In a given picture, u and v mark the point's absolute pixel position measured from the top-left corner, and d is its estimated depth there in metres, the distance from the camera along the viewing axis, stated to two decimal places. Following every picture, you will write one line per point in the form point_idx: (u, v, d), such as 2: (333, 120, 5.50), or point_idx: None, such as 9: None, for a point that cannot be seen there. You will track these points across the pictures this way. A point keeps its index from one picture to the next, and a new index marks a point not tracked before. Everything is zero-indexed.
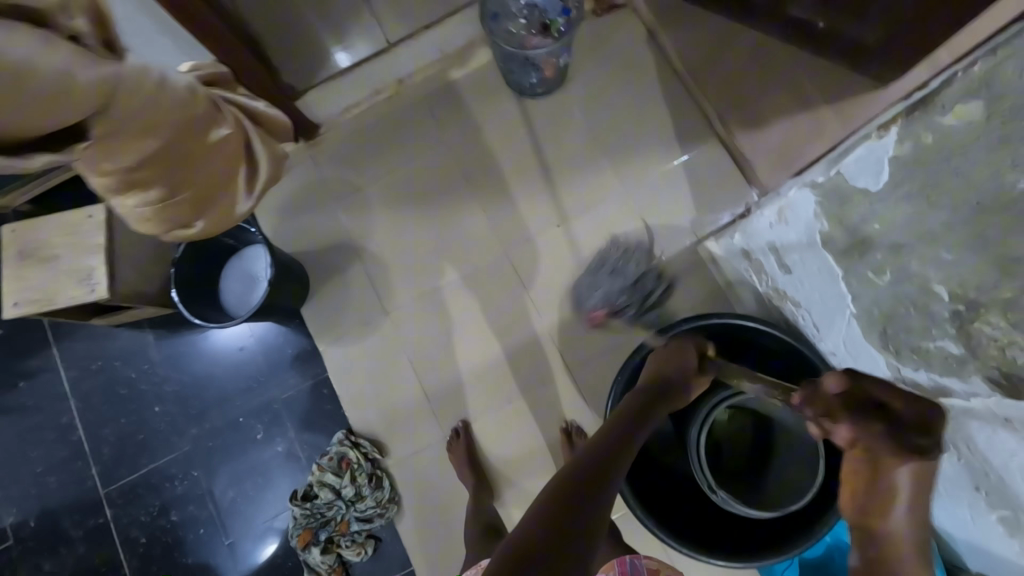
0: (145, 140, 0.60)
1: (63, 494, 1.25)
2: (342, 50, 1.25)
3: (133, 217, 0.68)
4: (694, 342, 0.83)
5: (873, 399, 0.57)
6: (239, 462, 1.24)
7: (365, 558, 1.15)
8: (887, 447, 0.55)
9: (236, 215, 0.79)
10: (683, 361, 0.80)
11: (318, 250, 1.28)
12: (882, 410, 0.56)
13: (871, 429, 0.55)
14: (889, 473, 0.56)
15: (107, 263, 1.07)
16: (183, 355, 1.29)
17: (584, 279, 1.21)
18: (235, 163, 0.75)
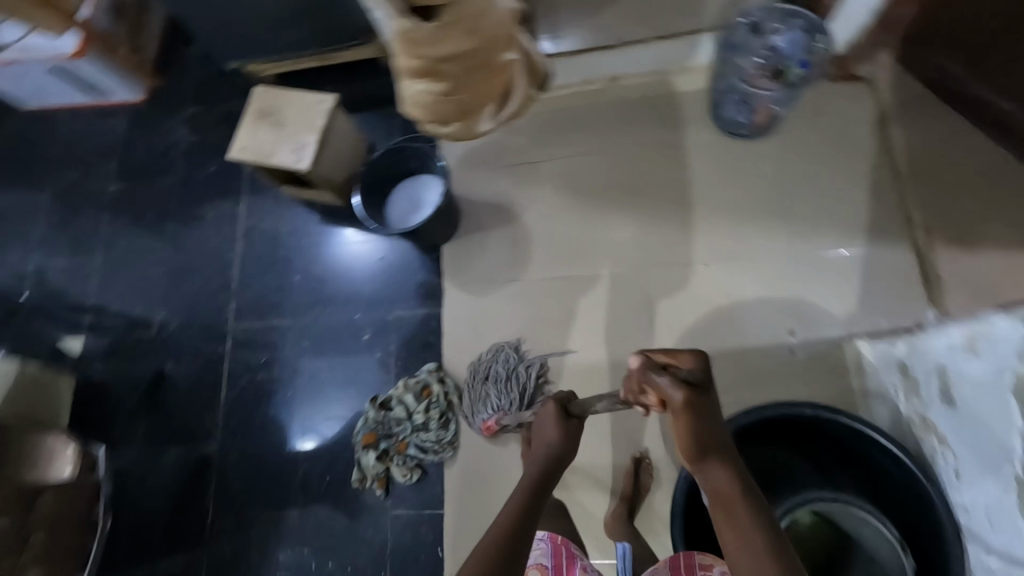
0: (457, 37, 0.71)
1: (204, 314, 1.46)
2: (549, 38, 1.30)
3: (413, 99, 0.79)
4: (553, 403, 0.87)
5: (656, 368, 0.72)
6: (341, 351, 1.37)
7: (408, 484, 1.22)
8: (680, 392, 0.68)
9: (474, 133, 0.91)
10: (552, 427, 0.84)
11: (480, 201, 1.37)
12: (653, 371, 0.71)
13: (659, 381, 0.69)
14: (685, 405, 0.67)
15: (317, 142, 1.24)
16: (335, 244, 1.45)
17: (469, 396, 1.22)
18: (500, 90, 0.85)
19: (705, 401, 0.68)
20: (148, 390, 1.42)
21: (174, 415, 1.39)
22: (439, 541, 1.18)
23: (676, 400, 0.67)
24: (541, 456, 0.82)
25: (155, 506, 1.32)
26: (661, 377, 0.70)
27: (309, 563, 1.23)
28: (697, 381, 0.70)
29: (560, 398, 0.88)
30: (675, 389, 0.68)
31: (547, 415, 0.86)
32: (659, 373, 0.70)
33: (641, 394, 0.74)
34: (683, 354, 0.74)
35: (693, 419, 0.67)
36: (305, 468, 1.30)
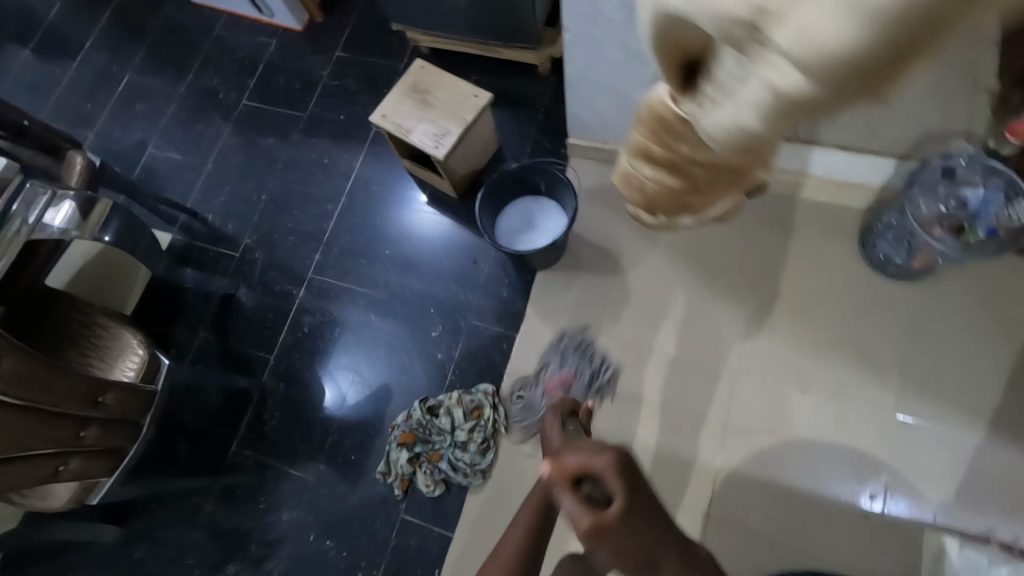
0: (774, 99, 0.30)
1: (289, 253, 1.47)
2: None
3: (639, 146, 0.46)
4: (554, 415, 0.78)
5: (563, 484, 0.59)
6: (404, 338, 1.35)
7: (428, 494, 1.20)
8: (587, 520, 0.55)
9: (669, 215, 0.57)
10: (556, 438, 0.73)
11: (590, 240, 1.32)
12: (562, 488, 0.58)
13: (566, 506, 0.57)
14: (607, 535, 0.55)
15: (460, 134, 1.22)
16: (432, 230, 1.43)
17: (531, 362, 1.26)
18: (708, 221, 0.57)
19: (627, 514, 0.55)
20: (216, 307, 1.44)
21: (233, 340, 1.41)
22: (440, 562, 1.16)
23: (582, 529, 0.55)
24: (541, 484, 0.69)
25: (187, 420, 1.34)
26: (569, 502, 0.57)
27: (309, 532, 1.23)
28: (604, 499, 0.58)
29: (559, 411, 0.79)
30: (582, 518, 0.55)
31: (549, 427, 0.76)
32: (563, 497, 0.57)
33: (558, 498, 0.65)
34: (596, 453, 0.59)
35: (621, 548, 0.55)
36: (334, 438, 1.29)
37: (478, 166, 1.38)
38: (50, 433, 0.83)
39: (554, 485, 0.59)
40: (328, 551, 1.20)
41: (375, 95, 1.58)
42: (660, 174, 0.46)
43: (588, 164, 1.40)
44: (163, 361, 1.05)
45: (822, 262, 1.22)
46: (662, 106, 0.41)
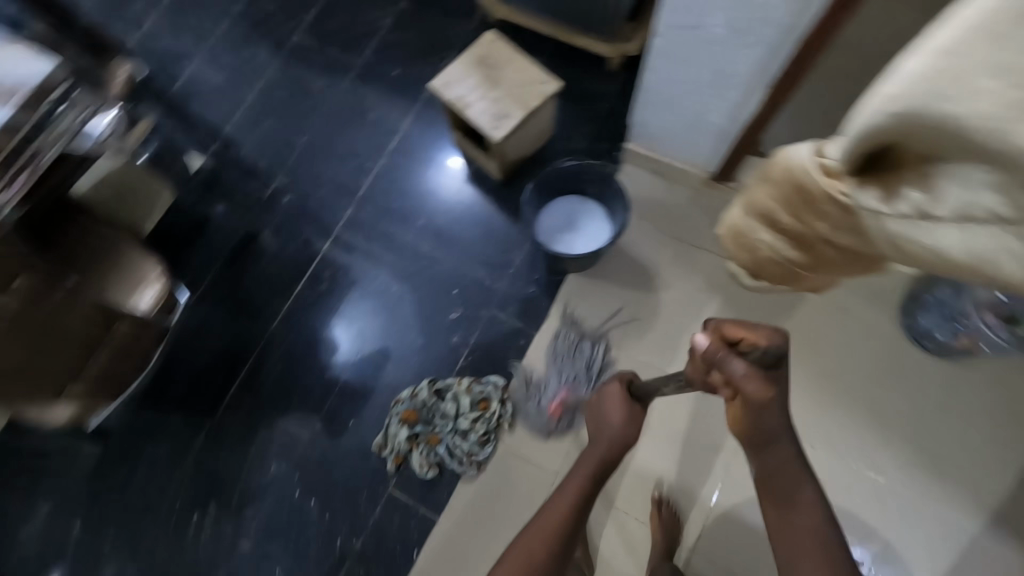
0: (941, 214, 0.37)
1: (317, 202, 1.42)
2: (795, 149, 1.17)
3: (769, 183, 0.50)
4: (619, 386, 0.90)
5: (727, 349, 0.62)
6: (421, 313, 1.32)
7: (420, 476, 1.19)
8: (754, 386, 0.62)
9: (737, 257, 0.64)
10: (617, 412, 0.88)
11: (628, 253, 1.29)
12: (727, 348, 0.62)
13: (734, 369, 0.62)
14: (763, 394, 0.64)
15: (520, 119, 1.17)
16: (469, 209, 1.38)
17: (519, 393, 1.23)
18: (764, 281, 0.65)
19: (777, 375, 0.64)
20: (235, 244, 1.39)
21: (246, 283, 1.36)
22: (421, 543, 1.16)
23: (751, 391, 0.63)
24: (603, 445, 0.89)
25: (188, 357, 1.30)
26: (738, 361, 0.61)
27: (294, 488, 1.22)
28: (774, 359, 0.62)
29: (620, 379, 0.91)
30: (749, 380, 0.62)
31: (612, 397, 0.90)
32: (737, 360, 0.61)
33: (705, 375, 0.65)
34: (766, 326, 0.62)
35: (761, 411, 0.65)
36: (334, 400, 1.27)
37: (528, 153, 1.34)
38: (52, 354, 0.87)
39: (721, 355, 0.62)
40: (311, 510, 1.20)
41: (434, 55, 1.52)
42: (778, 234, 0.54)
43: (640, 173, 1.35)
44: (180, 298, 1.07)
45: (859, 321, 1.19)
46: (802, 174, 0.45)
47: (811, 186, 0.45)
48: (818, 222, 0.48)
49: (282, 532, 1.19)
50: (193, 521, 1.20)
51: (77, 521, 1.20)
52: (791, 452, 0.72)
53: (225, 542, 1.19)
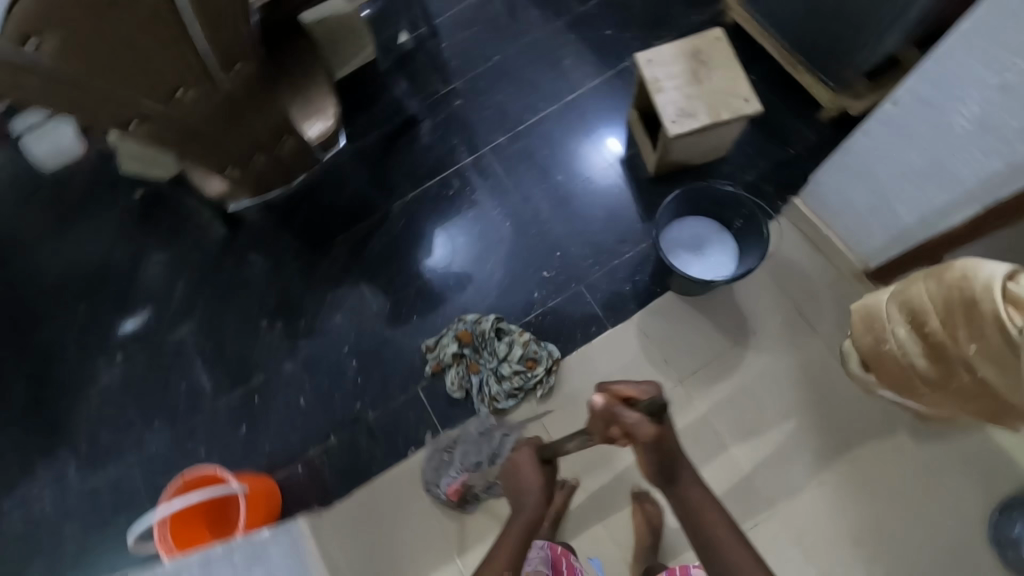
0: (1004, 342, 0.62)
1: (482, 116, 1.47)
2: None
3: (926, 294, 0.71)
4: (529, 450, 0.86)
5: (619, 404, 0.71)
6: (519, 257, 1.36)
7: (448, 393, 1.26)
8: (647, 427, 0.69)
9: (895, 333, 0.78)
10: (530, 475, 0.82)
11: (737, 302, 1.24)
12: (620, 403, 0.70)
13: (628, 417, 0.69)
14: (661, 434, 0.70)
15: (703, 125, 1.13)
16: (609, 189, 1.38)
17: (428, 464, 1.19)
18: (907, 364, 0.79)
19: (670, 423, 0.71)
20: (397, 119, 1.48)
21: (390, 158, 1.45)
22: (420, 446, 1.24)
23: (646, 434, 0.69)
24: (527, 514, 0.79)
25: (318, 195, 1.43)
26: (632, 411, 0.69)
27: (344, 345, 1.33)
28: (660, 407, 0.70)
29: (533, 446, 0.86)
30: (646, 424, 0.69)
31: (523, 461, 0.85)
32: (627, 409, 0.69)
33: (606, 431, 0.72)
34: (643, 387, 0.74)
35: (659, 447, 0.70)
36: (409, 291, 1.36)
37: (693, 159, 1.28)
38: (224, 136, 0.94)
39: (614, 406, 0.70)
40: (348, 369, 1.31)
41: (650, 33, 1.50)
42: (918, 334, 0.75)
43: (793, 233, 1.26)
44: (338, 142, 1.17)
45: (930, 486, 1.12)
46: (974, 286, 0.64)
47: (981, 299, 0.63)
48: (966, 335, 0.67)
49: (318, 374, 1.31)
50: (260, 327, 1.36)
51: (180, 280, 1.40)
52: (696, 486, 0.75)
53: (274, 357, 1.33)
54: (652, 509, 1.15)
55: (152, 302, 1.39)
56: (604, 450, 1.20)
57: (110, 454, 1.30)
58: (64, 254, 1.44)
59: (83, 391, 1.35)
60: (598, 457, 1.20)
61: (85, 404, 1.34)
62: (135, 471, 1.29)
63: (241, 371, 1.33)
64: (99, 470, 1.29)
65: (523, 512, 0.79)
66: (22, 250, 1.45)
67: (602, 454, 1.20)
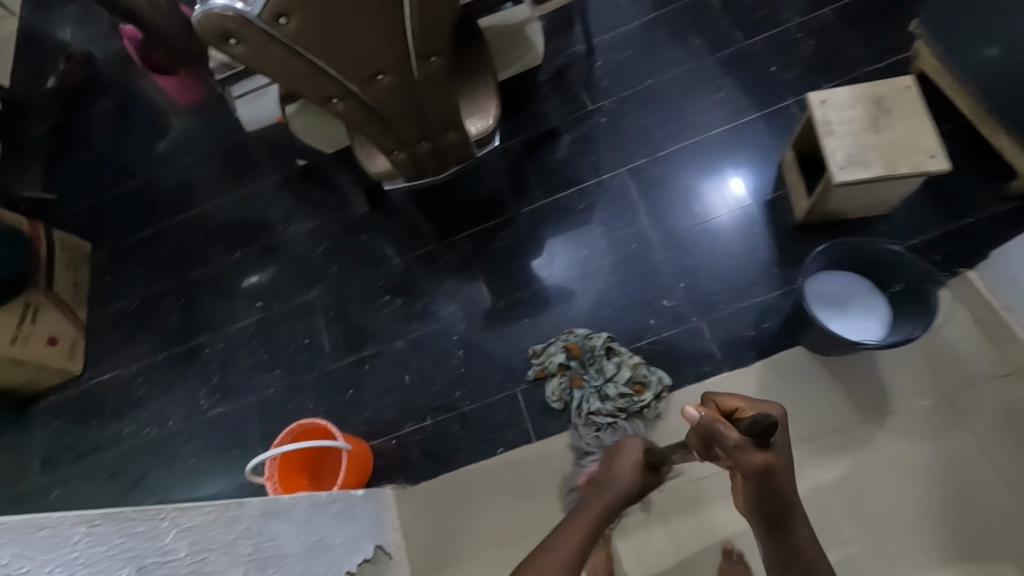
0: None
1: (624, 136, 1.47)
2: None
3: None
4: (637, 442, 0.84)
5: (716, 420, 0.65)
6: (640, 280, 1.33)
7: (545, 400, 1.26)
8: (757, 458, 0.64)
9: None
10: (628, 469, 0.80)
11: (876, 369, 1.13)
12: (720, 422, 0.64)
13: (729, 439, 0.64)
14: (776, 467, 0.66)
15: (876, 175, 1.04)
16: (748, 229, 1.32)
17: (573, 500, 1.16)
18: None
19: (786, 452, 0.69)
20: (539, 129, 1.52)
21: (528, 165, 1.50)
22: (509, 446, 1.25)
23: (752, 462, 0.64)
24: (609, 495, 0.78)
25: (455, 190, 1.51)
26: (733, 433, 0.64)
27: (452, 333, 1.38)
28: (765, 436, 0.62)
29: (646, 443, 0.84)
30: (751, 451, 0.64)
31: (630, 452, 0.82)
32: (728, 427, 0.64)
33: (708, 449, 0.67)
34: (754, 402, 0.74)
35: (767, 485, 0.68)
36: (522, 295, 1.38)
37: (847, 210, 1.20)
38: (402, 123, 1.00)
39: (714, 423, 0.64)
40: (453, 357, 1.35)
41: (817, 76, 1.43)
42: None
43: (957, 311, 1.14)
44: (493, 141, 1.20)
45: None
46: None
47: None
48: None
49: (424, 357, 1.37)
50: (380, 302, 1.44)
51: (320, 246, 1.53)
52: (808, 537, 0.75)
53: (388, 332, 1.41)
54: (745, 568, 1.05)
55: (292, 261, 1.54)
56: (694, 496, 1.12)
57: (233, 389, 1.45)
58: (231, 206, 1.64)
59: (222, 328, 1.51)
60: (690, 501, 1.12)
61: (223, 339, 1.50)
62: (251, 408, 1.42)
63: (356, 340, 1.42)
64: (222, 402, 1.44)
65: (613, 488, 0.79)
66: (200, 199, 1.68)
67: (694, 499, 1.12)
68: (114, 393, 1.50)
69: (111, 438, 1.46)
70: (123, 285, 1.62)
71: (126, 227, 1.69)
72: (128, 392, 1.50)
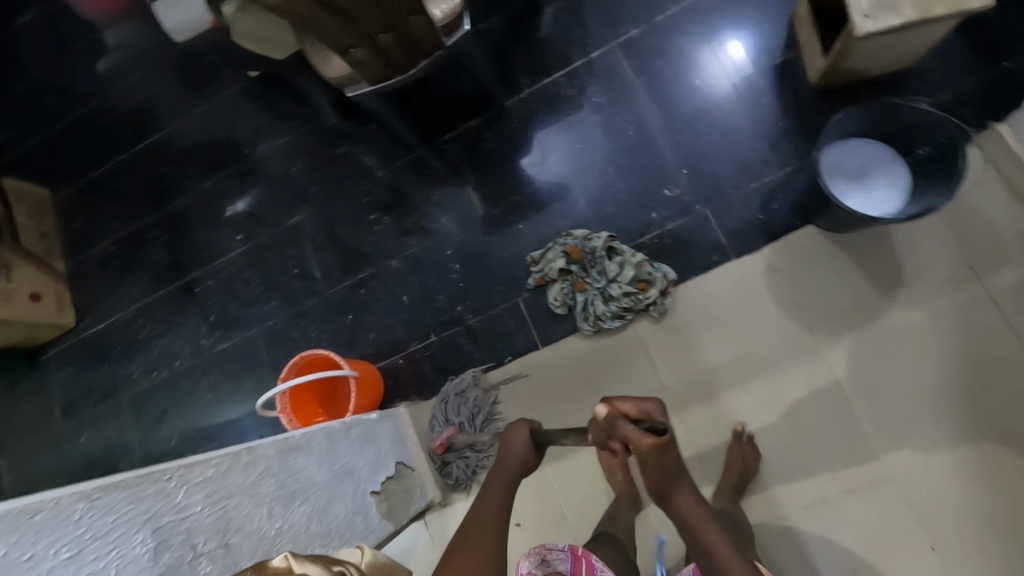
0: None
1: (617, 5, 1.29)
2: None
3: None
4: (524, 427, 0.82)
5: (621, 416, 0.75)
6: (640, 171, 1.23)
7: (549, 307, 1.23)
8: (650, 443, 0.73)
9: None
10: (521, 445, 0.79)
11: (891, 243, 1.09)
12: (622, 418, 0.75)
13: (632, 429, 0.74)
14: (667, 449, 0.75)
15: (907, 21, 0.90)
16: (758, 99, 1.20)
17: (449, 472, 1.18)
18: None
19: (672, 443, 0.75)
20: (520, 5, 1.33)
21: (511, 49, 1.32)
22: (518, 354, 1.24)
23: (644, 446, 0.73)
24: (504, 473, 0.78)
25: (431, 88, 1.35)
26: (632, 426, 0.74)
27: (448, 247, 1.31)
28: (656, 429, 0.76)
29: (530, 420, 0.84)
30: (642, 437, 0.73)
31: (518, 433, 0.81)
32: (628, 425, 0.74)
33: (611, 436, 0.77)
34: (647, 403, 0.77)
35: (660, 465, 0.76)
36: (519, 199, 1.29)
37: (869, 68, 1.07)
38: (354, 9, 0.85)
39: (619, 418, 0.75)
40: (452, 272, 1.30)
41: None
42: None
43: (983, 173, 1.07)
44: (463, 27, 1.04)
45: None
46: None
47: None
48: None
49: (422, 274, 1.32)
50: (369, 221, 1.36)
51: (296, 167, 1.42)
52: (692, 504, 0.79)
53: (381, 251, 1.35)
54: (754, 449, 1.06)
55: (269, 183, 1.43)
56: (705, 385, 1.12)
57: (234, 323, 1.41)
58: (192, 130, 1.50)
59: (209, 263, 1.45)
60: (702, 390, 1.12)
61: (213, 274, 1.44)
62: (255, 341, 1.40)
63: (351, 263, 1.36)
64: (226, 337, 1.42)
65: (503, 470, 0.78)
66: (157, 125, 1.52)
67: (705, 389, 1.12)
68: (116, 338, 1.48)
69: (124, 381, 1.46)
70: (97, 227, 1.53)
71: (84, 163, 1.56)
72: (130, 336, 1.47)
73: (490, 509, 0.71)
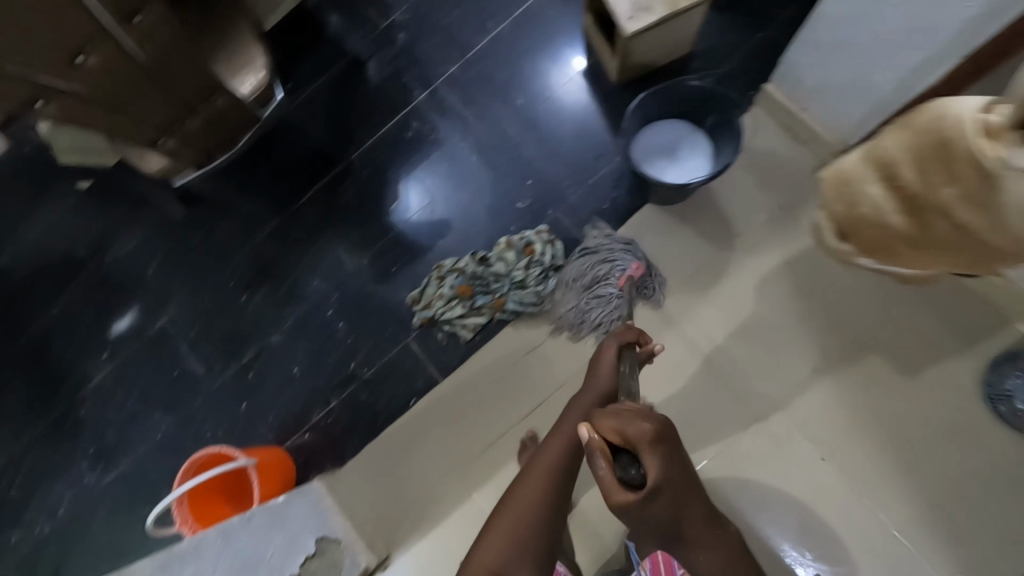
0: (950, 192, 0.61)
1: (430, 48, 1.37)
2: None
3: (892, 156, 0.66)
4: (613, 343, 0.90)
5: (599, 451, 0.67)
6: (492, 191, 1.30)
7: (441, 339, 1.25)
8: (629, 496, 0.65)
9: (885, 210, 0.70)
10: (608, 368, 0.87)
11: (716, 201, 1.22)
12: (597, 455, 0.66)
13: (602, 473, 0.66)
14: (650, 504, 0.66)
15: (662, 16, 1.05)
16: (575, 105, 1.32)
17: (569, 309, 1.20)
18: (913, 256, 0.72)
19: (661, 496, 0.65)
20: (341, 65, 1.38)
21: (342, 107, 1.37)
22: (420, 393, 1.24)
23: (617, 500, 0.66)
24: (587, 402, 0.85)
25: (273, 160, 1.36)
26: (608, 471, 0.66)
27: (328, 306, 1.30)
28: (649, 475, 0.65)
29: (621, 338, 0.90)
30: (615, 494, 0.65)
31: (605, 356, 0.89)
32: (600, 466, 0.66)
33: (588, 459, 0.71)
34: (637, 424, 0.65)
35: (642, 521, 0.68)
36: (385, 243, 1.31)
37: (652, 61, 1.22)
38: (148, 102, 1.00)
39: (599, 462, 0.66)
40: (338, 330, 1.29)
41: None
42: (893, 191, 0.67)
43: (767, 126, 1.24)
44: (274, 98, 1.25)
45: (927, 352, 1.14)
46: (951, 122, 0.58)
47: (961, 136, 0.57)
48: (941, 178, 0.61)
49: (307, 340, 1.29)
50: (240, 302, 1.32)
51: (152, 268, 1.36)
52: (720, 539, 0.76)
53: (260, 330, 1.31)
54: None
55: (125, 290, 1.36)
56: None
57: (119, 448, 1.31)
58: (27, 257, 1.39)
59: (77, 390, 1.34)
60: None
61: (84, 401, 1.33)
62: (146, 458, 1.30)
63: (231, 349, 1.31)
64: (113, 463, 1.30)
65: (591, 391, 0.86)
66: None
67: None
68: None
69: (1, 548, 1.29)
70: None
71: None
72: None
73: (531, 487, 0.79)
